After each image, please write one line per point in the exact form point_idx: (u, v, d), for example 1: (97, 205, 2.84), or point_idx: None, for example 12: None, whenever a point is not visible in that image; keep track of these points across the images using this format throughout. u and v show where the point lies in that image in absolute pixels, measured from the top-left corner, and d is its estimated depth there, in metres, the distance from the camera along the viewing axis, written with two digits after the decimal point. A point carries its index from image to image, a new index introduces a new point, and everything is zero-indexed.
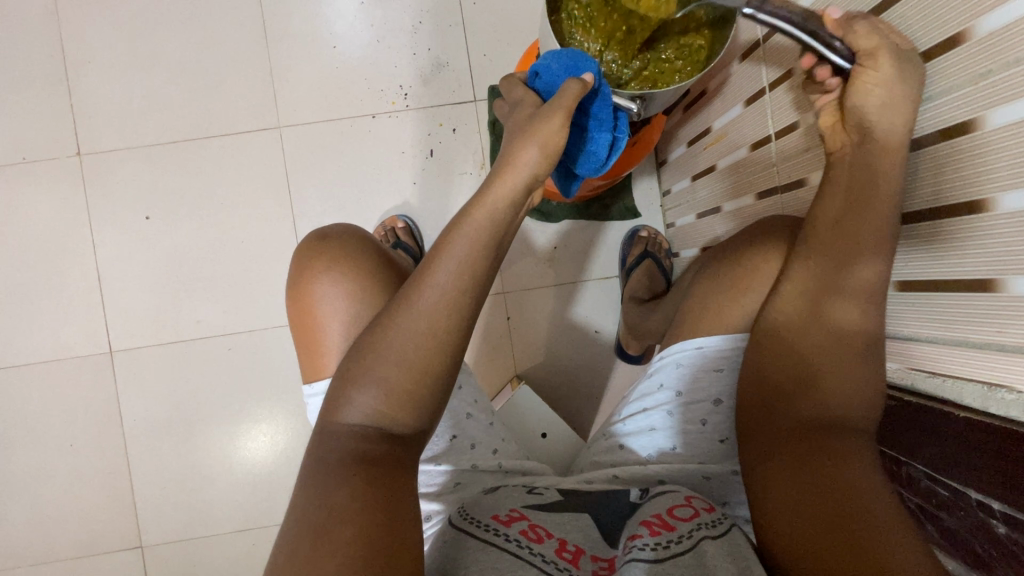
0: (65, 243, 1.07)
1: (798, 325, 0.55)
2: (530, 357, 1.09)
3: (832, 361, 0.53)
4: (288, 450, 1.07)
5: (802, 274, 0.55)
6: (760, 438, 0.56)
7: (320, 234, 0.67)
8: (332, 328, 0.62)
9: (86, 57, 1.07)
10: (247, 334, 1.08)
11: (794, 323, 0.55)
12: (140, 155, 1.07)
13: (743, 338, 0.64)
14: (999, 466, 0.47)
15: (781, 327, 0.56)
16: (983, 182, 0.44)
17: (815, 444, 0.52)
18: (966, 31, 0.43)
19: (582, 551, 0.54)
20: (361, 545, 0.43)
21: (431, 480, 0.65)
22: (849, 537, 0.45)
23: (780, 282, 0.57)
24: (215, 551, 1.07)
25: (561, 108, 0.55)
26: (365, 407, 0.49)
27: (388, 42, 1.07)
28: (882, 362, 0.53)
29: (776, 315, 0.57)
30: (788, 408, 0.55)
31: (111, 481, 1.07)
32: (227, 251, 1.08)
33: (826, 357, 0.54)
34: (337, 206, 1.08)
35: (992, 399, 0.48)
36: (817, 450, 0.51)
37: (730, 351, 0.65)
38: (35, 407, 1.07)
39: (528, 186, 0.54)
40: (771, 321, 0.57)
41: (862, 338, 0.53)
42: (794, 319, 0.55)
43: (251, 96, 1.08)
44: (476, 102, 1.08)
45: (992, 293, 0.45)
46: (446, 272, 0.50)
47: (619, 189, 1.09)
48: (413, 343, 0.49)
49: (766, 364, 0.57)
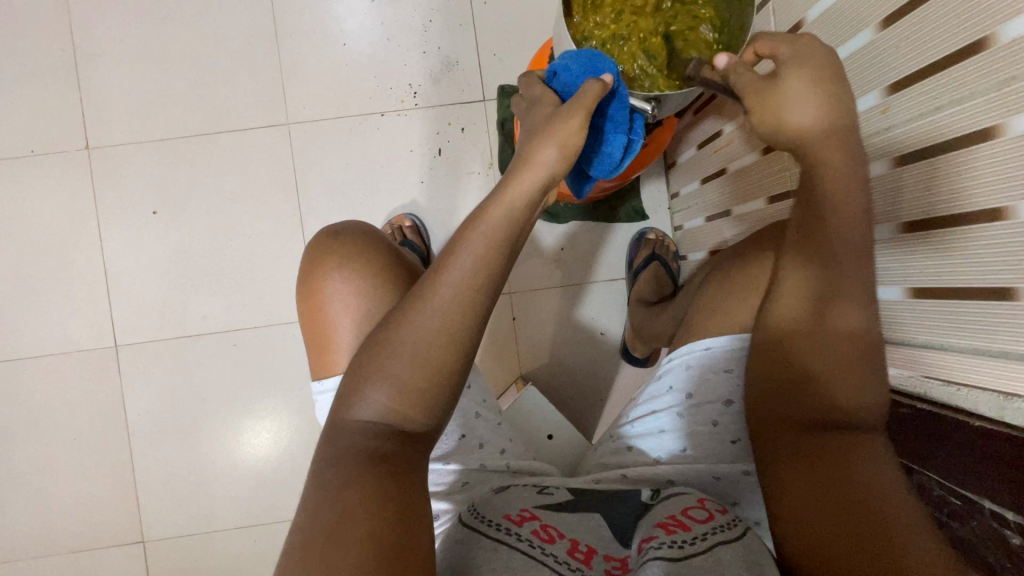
0: (71, 236, 1.07)
1: (801, 327, 0.55)
2: (535, 358, 1.08)
3: (825, 362, 0.53)
4: (293, 446, 1.07)
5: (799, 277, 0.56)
6: (767, 436, 0.57)
7: (331, 230, 0.67)
8: (343, 324, 0.62)
9: (97, 50, 1.07)
10: (253, 330, 1.07)
11: (797, 328, 0.56)
12: (149, 149, 1.07)
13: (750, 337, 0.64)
14: (1018, 477, 0.46)
15: (789, 322, 0.56)
16: (995, 193, 0.45)
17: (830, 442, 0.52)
18: (988, 37, 0.43)
19: (595, 551, 0.54)
20: (376, 543, 0.43)
21: (440, 478, 0.65)
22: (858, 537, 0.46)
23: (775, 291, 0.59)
24: (218, 546, 1.07)
25: (582, 109, 0.55)
26: (378, 405, 0.49)
27: (399, 41, 1.07)
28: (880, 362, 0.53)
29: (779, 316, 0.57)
30: (802, 403, 0.55)
31: (115, 475, 1.07)
32: (234, 247, 1.07)
33: (815, 359, 0.54)
34: (345, 203, 1.08)
35: (1006, 409, 0.48)
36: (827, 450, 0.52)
37: (737, 351, 0.65)
38: (39, 399, 1.07)
39: (545, 186, 0.54)
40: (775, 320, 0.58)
41: (858, 344, 0.53)
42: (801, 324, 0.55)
43: (261, 92, 1.08)
44: (485, 101, 1.08)
45: (1012, 302, 0.45)
46: (461, 269, 0.50)
47: (627, 191, 1.09)
48: (425, 341, 0.49)
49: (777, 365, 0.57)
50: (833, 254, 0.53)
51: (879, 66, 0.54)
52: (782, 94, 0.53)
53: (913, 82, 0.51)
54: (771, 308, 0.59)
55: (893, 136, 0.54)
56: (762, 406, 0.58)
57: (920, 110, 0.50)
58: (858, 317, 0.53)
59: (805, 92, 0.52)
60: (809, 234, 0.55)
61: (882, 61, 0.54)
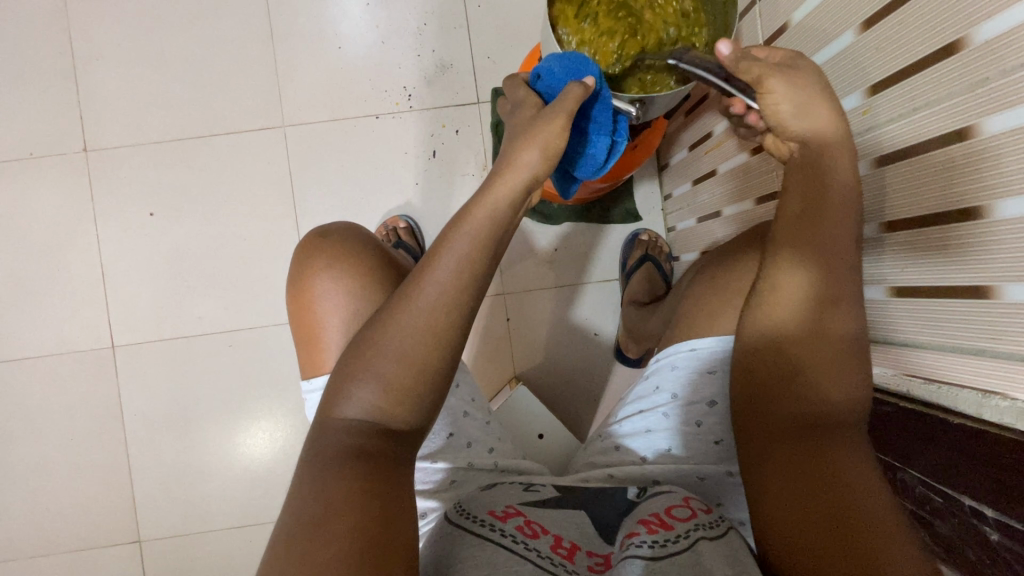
0: (69, 238, 1.08)
1: (796, 330, 0.54)
2: (529, 358, 1.09)
3: (814, 360, 0.53)
4: (288, 447, 1.08)
5: (790, 276, 0.54)
6: (751, 438, 0.56)
7: (320, 231, 0.68)
8: (331, 324, 0.63)
9: (94, 54, 1.08)
10: (249, 331, 1.08)
11: (786, 329, 0.54)
12: (146, 152, 1.08)
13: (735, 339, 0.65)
14: (998, 473, 0.47)
15: (778, 322, 0.55)
16: (976, 191, 0.45)
17: (812, 442, 0.52)
18: (962, 39, 0.43)
19: (577, 547, 0.54)
20: (358, 539, 0.44)
21: (428, 477, 0.66)
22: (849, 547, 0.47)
23: (761, 286, 0.56)
24: (214, 546, 1.07)
25: (563, 112, 0.56)
26: (364, 403, 0.49)
27: (393, 43, 1.08)
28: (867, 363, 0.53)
29: (766, 317, 0.56)
30: (786, 402, 0.54)
31: (112, 475, 1.07)
32: (230, 248, 1.08)
33: (805, 356, 0.53)
34: (340, 205, 1.09)
35: (985, 406, 0.48)
36: (811, 452, 0.52)
37: (722, 353, 0.65)
38: (36, 400, 1.08)
39: (527, 187, 0.55)
40: (761, 321, 0.56)
41: (847, 345, 0.52)
42: (790, 325, 0.54)
43: (256, 95, 1.09)
44: (479, 103, 1.09)
45: (991, 301, 0.46)
46: (445, 269, 0.50)
47: (620, 192, 1.09)
48: (410, 340, 0.49)
49: (753, 363, 0.57)
50: (825, 257, 0.52)
51: (858, 68, 0.55)
52: (797, 92, 0.51)
53: (892, 83, 0.51)
54: (753, 308, 0.57)
55: (876, 135, 0.55)
56: (745, 416, 0.57)
57: (900, 110, 0.51)
58: (847, 321, 0.52)
59: (816, 95, 0.51)
60: (806, 230, 0.53)
61: (862, 63, 0.54)
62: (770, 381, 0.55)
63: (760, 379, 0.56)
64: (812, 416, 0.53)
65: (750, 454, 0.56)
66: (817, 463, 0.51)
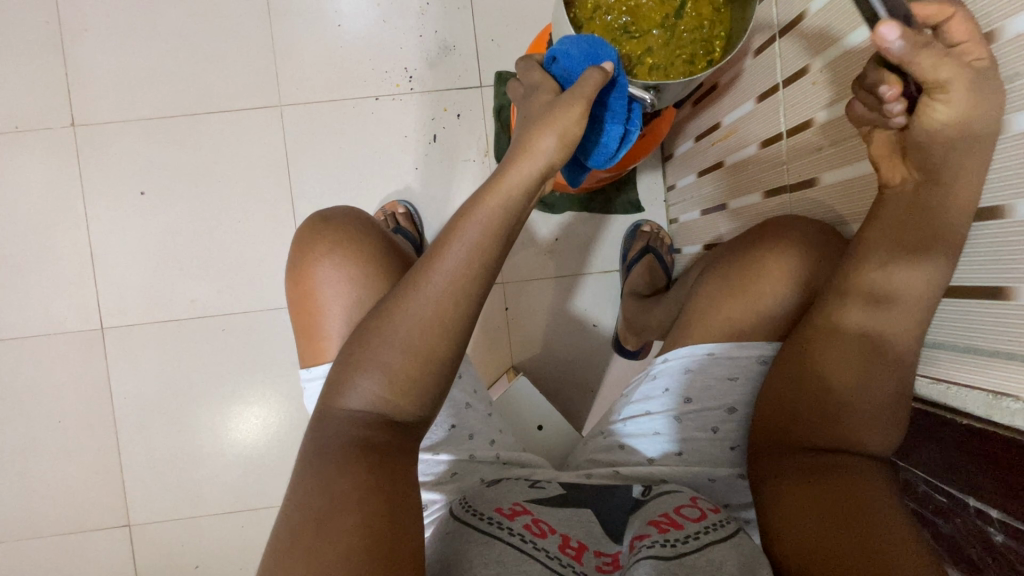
0: (57, 215, 1.05)
1: (813, 331, 0.57)
2: (528, 348, 1.08)
3: (836, 357, 0.55)
4: (280, 433, 1.07)
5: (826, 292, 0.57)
6: (776, 448, 0.58)
7: (322, 216, 0.66)
8: (334, 312, 0.61)
9: (83, 24, 1.04)
10: (243, 316, 1.06)
11: (816, 331, 0.57)
12: (136, 128, 1.05)
13: (757, 348, 0.65)
14: (1005, 477, 0.46)
15: (813, 326, 0.57)
16: (999, 190, 0.46)
17: (826, 459, 0.54)
18: (993, 32, 0.43)
19: (585, 547, 0.54)
20: (365, 536, 0.43)
21: (430, 468, 0.65)
22: (850, 549, 0.47)
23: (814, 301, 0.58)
24: (205, 532, 1.06)
25: (582, 98, 0.54)
26: (368, 393, 0.48)
27: (395, 23, 1.05)
28: (899, 373, 0.53)
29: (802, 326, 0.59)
30: (808, 404, 0.56)
31: (101, 459, 1.05)
32: (224, 231, 1.06)
33: (824, 355, 0.56)
34: (337, 188, 1.07)
35: (996, 408, 0.47)
36: (826, 465, 0.54)
37: (742, 359, 0.65)
38: (23, 381, 1.05)
39: (543, 174, 0.53)
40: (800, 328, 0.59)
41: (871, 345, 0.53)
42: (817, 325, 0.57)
43: (252, 72, 1.05)
44: (482, 87, 1.07)
45: (1007, 302, 0.45)
46: (456, 257, 0.49)
47: (623, 182, 1.08)
48: (419, 329, 0.48)
49: (789, 367, 0.58)
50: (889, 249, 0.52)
51: (853, 71, 0.55)
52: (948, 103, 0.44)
53: None
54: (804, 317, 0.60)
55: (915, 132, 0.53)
56: (763, 433, 0.60)
57: None
58: (875, 319, 0.53)
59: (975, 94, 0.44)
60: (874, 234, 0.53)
61: (860, 63, 0.54)
62: (799, 384, 0.57)
63: (790, 384, 0.58)
64: (827, 438, 0.55)
65: (767, 465, 0.58)
66: (834, 476, 0.53)
